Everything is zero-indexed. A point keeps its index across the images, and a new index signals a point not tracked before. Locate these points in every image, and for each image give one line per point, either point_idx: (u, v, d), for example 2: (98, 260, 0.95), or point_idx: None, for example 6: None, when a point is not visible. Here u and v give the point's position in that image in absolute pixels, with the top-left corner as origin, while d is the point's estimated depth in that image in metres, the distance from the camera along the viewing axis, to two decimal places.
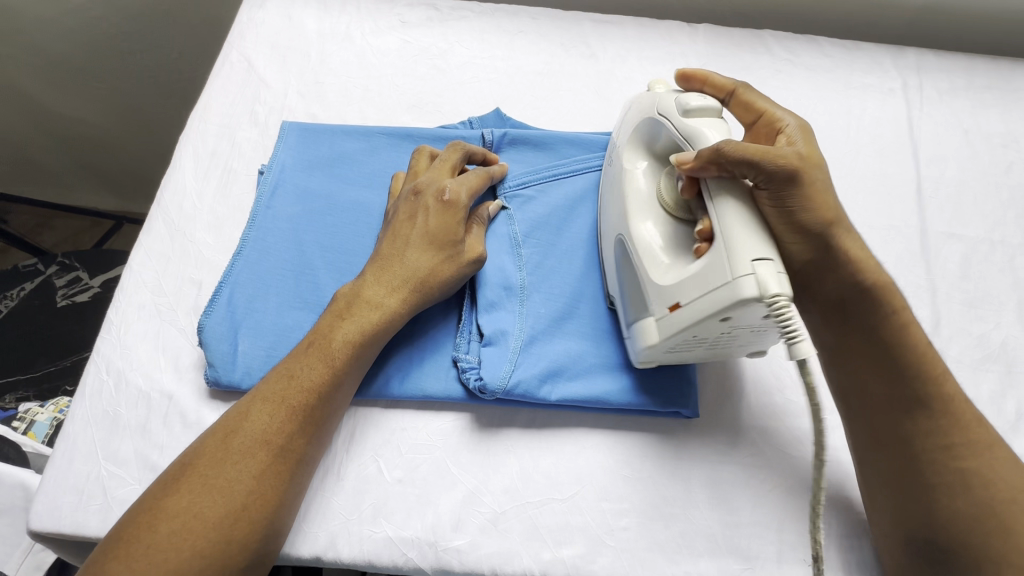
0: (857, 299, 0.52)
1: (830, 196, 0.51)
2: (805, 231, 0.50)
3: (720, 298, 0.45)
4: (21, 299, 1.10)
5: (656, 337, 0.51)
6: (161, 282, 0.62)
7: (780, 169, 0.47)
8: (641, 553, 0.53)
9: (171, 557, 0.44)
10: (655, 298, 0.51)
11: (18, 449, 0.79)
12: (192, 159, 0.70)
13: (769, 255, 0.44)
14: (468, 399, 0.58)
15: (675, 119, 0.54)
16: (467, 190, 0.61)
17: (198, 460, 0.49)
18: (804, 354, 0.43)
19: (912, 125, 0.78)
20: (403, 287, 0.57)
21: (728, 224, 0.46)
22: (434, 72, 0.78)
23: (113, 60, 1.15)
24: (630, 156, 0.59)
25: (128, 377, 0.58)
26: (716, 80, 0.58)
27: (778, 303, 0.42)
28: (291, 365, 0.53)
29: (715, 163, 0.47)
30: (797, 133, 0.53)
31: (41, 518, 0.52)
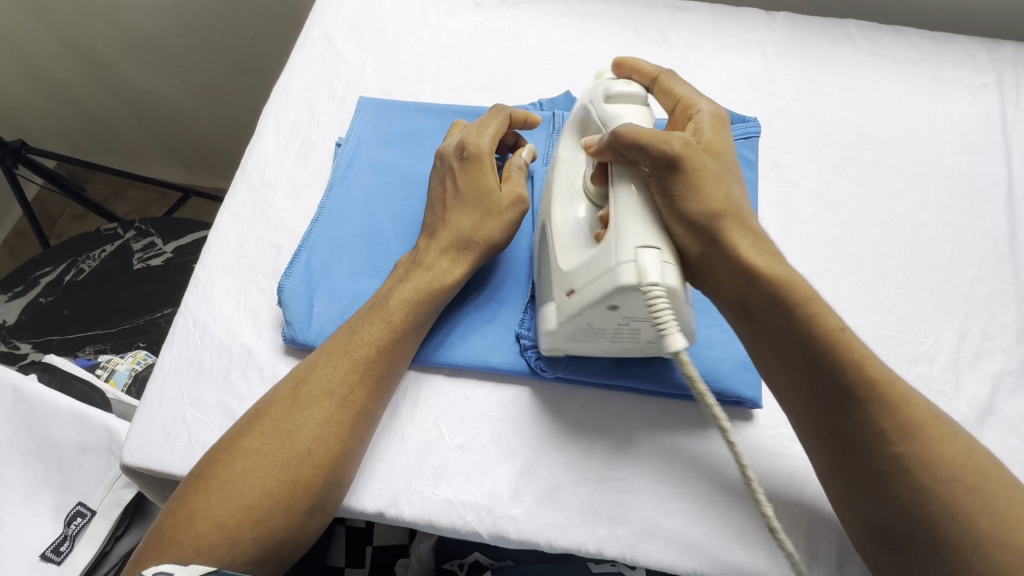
0: (755, 295, 0.49)
1: (719, 188, 0.50)
2: (692, 221, 0.48)
3: (603, 284, 0.46)
4: (102, 259, 1.19)
5: (554, 322, 0.53)
6: (243, 244, 0.66)
7: (662, 155, 0.47)
8: (696, 537, 0.53)
9: (245, 492, 0.48)
10: (557, 283, 0.52)
11: (102, 395, 0.86)
12: (275, 130, 0.73)
13: (655, 245, 0.45)
14: (530, 373, 0.59)
15: (599, 105, 0.55)
16: (486, 137, 0.61)
17: (268, 408, 0.52)
18: (674, 346, 0.43)
19: (1005, 123, 0.74)
20: (449, 245, 0.59)
21: (621, 209, 0.48)
22: (506, 53, 0.79)
23: (196, 39, 1.21)
24: (566, 145, 0.59)
25: (211, 330, 0.61)
26: (642, 68, 0.60)
27: (652, 292, 0.44)
28: (356, 324, 0.56)
29: (612, 147, 0.50)
30: (705, 121, 0.54)
31: (133, 453, 0.57)
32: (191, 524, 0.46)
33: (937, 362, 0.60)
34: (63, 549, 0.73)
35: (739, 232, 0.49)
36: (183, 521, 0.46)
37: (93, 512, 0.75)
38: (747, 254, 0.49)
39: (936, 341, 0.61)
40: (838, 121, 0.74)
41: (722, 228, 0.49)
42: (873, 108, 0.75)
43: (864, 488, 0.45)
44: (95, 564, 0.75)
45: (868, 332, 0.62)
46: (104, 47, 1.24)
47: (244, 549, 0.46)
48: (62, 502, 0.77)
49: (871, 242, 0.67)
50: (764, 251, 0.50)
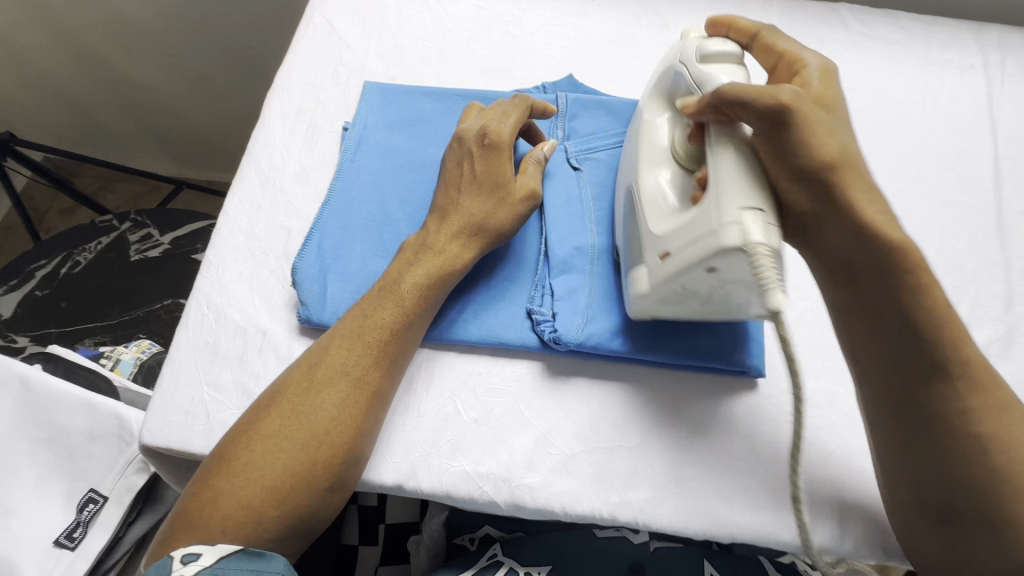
0: (862, 253, 0.47)
1: (833, 139, 0.48)
2: (803, 172, 0.46)
3: (704, 246, 0.46)
4: (98, 251, 1.18)
5: (645, 286, 0.54)
6: (254, 228, 0.67)
7: (768, 109, 0.46)
8: (704, 501, 0.56)
9: (268, 471, 0.49)
10: (649, 247, 0.53)
11: (109, 383, 0.86)
12: (280, 115, 0.73)
13: (758, 206, 0.45)
14: (542, 348, 0.60)
15: (692, 65, 0.55)
16: (507, 127, 0.62)
17: (284, 390, 0.53)
18: (777, 305, 0.43)
19: (991, 103, 0.76)
20: (461, 230, 0.60)
21: (721, 172, 0.47)
22: (508, 38, 0.80)
23: (188, 27, 1.20)
24: (650, 110, 0.61)
25: (226, 312, 0.62)
26: (740, 24, 0.59)
27: (759, 251, 0.43)
28: (366, 306, 0.57)
29: (715, 105, 0.49)
30: (814, 74, 0.53)
31: (152, 433, 0.58)
32: (218, 503, 0.47)
33: None
34: (76, 535, 0.74)
35: (859, 183, 0.47)
36: (210, 501, 0.48)
37: (105, 498, 0.76)
38: (874, 216, 0.46)
39: None
40: None
41: (839, 177, 0.47)
42: (866, 89, 0.77)
43: (917, 440, 0.46)
44: (108, 548, 0.76)
45: None
46: (93, 37, 1.22)
47: (269, 527, 0.48)
48: (73, 489, 0.77)
49: None
50: (883, 210, 0.47)
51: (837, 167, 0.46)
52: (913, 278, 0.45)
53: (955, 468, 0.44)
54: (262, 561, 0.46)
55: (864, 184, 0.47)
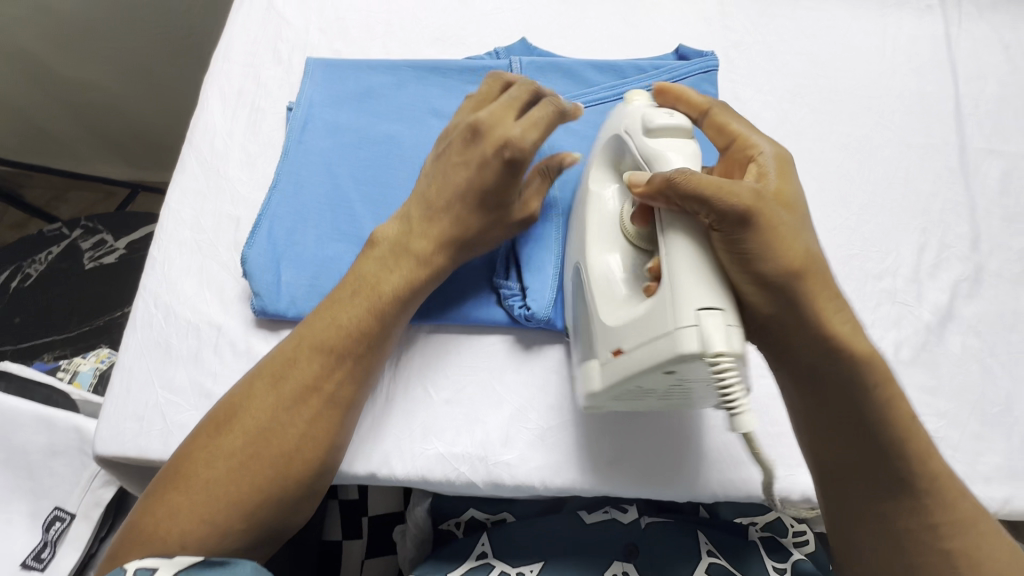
0: (834, 369, 0.44)
1: (798, 241, 0.43)
2: (766, 281, 0.42)
3: (659, 351, 0.42)
4: (49, 263, 1.11)
5: (598, 384, 0.49)
6: (199, 219, 0.63)
7: (731, 210, 0.41)
8: (687, 462, 0.55)
9: (231, 489, 0.46)
10: (601, 340, 0.48)
11: (68, 398, 0.81)
12: (219, 99, 0.69)
13: (718, 306, 0.40)
14: (511, 323, 0.58)
15: (638, 138, 0.50)
16: (532, 141, 0.51)
17: (247, 403, 0.49)
18: (744, 428, 0.40)
19: (950, 42, 0.75)
20: (446, 241, 0.54)
21: (675, 264, 0.42)
22: (456, 4, 0.76)
23: (122, 11, 1.12)
24: (597, 177, 0.56)
25: (175, 309, 0.59)
26: (690, 97, 0.52)
27: (719, 363, 0.39)
28: (334, 310, 0.52)
29: (664, 194, 0.43)
30: (771, 165, 0.47)
31: (106, 442, 0.54)
32: (177, 520, 0.44)
33: (899, 275, 0.63)
34: (44, 556, 0.70)
35: (823, 286, 0.43)
36: (165, 517, 0.44)
37: (72, 516, 0.72)
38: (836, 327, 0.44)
39: (898, 255, 0.64)
40: (793, 51, 0.74)
41: (802, 285, 0.43)
42: (827, 35, 0.76)
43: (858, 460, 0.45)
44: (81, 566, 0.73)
45: (835, 252, 0.64)
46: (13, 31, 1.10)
47: (234, 540, 0.45)
48: (38, 509, 0.74)
49: (832, 166, 0.68)
50: (847, 317, 0.44)
51: (802, 276, 0.42)
52: (868, 368, 0.44)
53: (891, 520, 0.45)
54: (228, 569, 0.42)
55: (831, 292, 0.43)
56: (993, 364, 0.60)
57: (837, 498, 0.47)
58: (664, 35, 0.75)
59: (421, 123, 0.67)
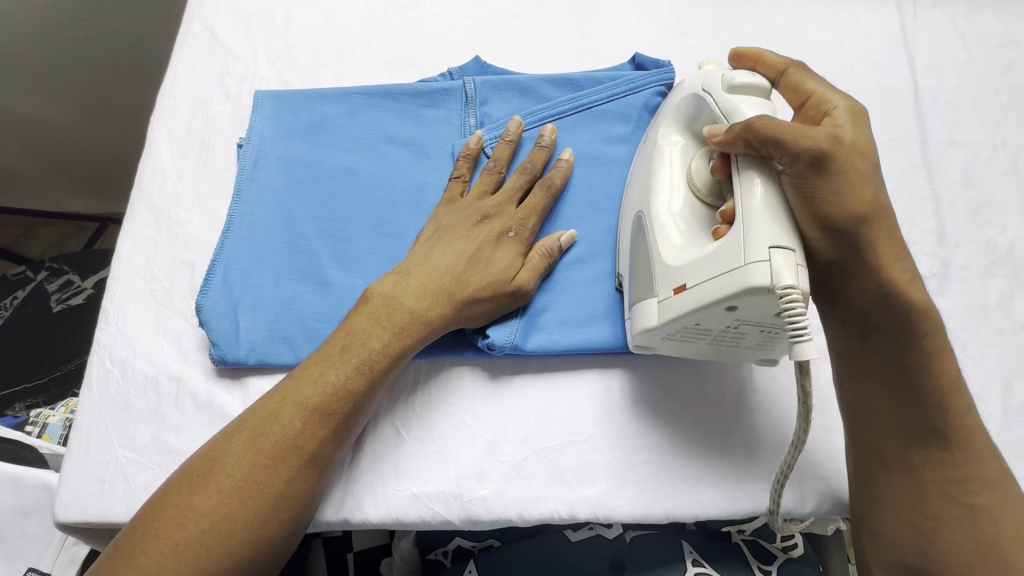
0: (884, 314, 0.45)
1: (866, 190, 0.45)
2: (835, 225, 0.44)
3: (727, 283, 0.41)
4: (15, 307, 1.01)
5: (654, 321, 0.48)
6: (152, 267, 0.61)
7: (807, 152, 0.42)
8: (664, 484, 0.54)
9: (201, 553, 0.43)
10: (662, 279, 0.47)
11: (35, 451, 0.75)
12: (167, 139, 0.67)
13: (790, 246, 0.41)
14: (477, 353, 0.57)
15: (717, 94, 0.50)
16: (529, 223, 0.58)
17: (222, 461, 0.46)
18: (806, 356, 0.39)
19: (906, 34, 0.75)
20: (441, 300, 0.53)
21: (750, 204, 0.42)
22: (407, 25, 0.74)
23: (68, 36, 1.03)
24: (664, 133, 0.55)
25: (132, 364, 0.57)
26: (768, 59, 0.53)
27: (789, 295, 0.39)
28: (321, 364, 0.50)
29: (744, 138, 0.44)
30: (845, 118, 0.47)
31: (67, 509, 0.53)
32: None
33: None
34: None
35: (889, 235, 0.45)
36: None
37: None
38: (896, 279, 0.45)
39: None
40: None
41: (870, 232, 0.45)
42: (783, 35, 0.75)
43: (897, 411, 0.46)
44: None
45: None
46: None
47: None
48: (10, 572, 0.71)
49: None
50: (907, 266, 0.46)
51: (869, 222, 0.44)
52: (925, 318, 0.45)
53: (922, 471, 0.46)
54: None
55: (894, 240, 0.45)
56: (965, 360, 0.60)
57: (864, 442, 0.48)
58: (620, 44, 0.74)
59: (376, 152, 0.65)
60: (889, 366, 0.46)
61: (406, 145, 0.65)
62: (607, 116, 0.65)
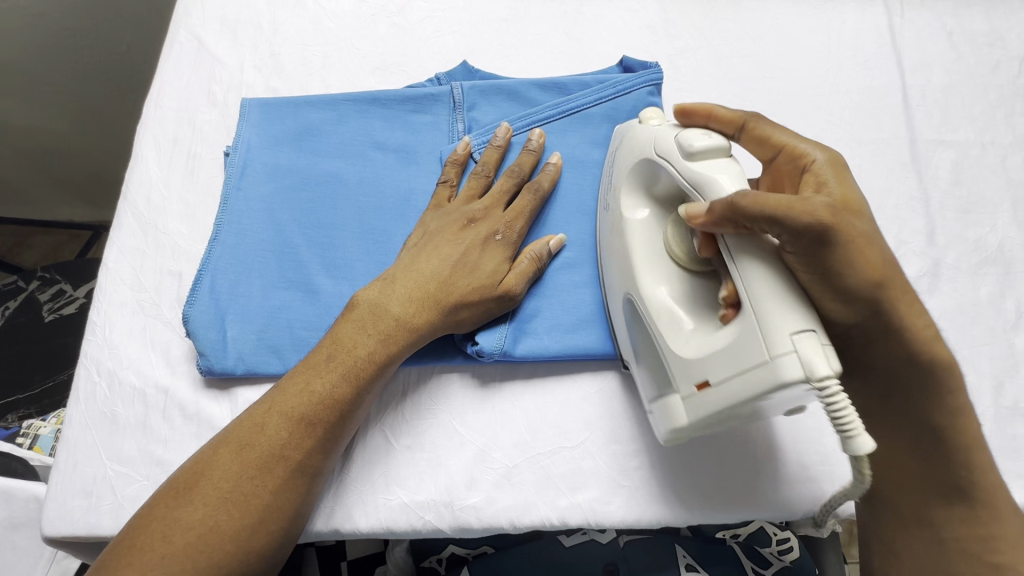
0: (903, 368, 0.46)
1: (874, 250, 0.43)
2: (847, 292, 0.42)
3: (758, 381, 0.40)
4: (6, 318, 1.00)
5: (682, 421, 0.46)
6: (140, 277, 0.61)
7: (806, 228, 0.40)
8: (656, 489, 0.54)
9: (188, 567, 0.42)
10: (679, 374, 0.46)
11: (25, 463, 0.75)
12: (154, 148, 0.67)
13: (809, 327, 0.39)
14: (466, 360, 0.57)
15: (678, 163, 0.48)
16: (516, 227, 0.57)
17: (209, 473, 0.46)
18: (864, 449, 0.37)
19: (894, 33, 0.75)
20: (428, 305, 0.53)
21: (757, 292, 0.41)
22: (394, 30, 0.74)
23: (58, 44, 1.03)
24: (626, 205, 0.54)
25: (120, 376, 0.57)
26: (721, 113, 0.51)
27: (828, 386, 0.37)
28: (307, 373, 0.50)
29: (732, 219, 0.42)
30: (829, 172, 0.46)
31: (55, 523, 0.52)
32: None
33: None
34: None
35: (904, 289, 0.44)
36: None
37: None
38: (916, 328, 0.44)
39: None
40: (738, 53, 0.74)
41: (885, 294, 0.43)
42: (771, 36, 0.75)
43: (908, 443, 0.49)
44: None
45: None
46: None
47: None
48: None
49: None
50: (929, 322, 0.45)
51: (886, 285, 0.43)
52: (941, 365, 0.45)
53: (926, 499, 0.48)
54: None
55: (908, 294, 0.44)
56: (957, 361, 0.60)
57: (867, 468, 0.51)
58: (608, 47, 0.74)
59: (364, 158, 0.65)
60: (889, 376, 0.47)
61: (395, 151, 0.65)
62: (595, 120, 0.65)
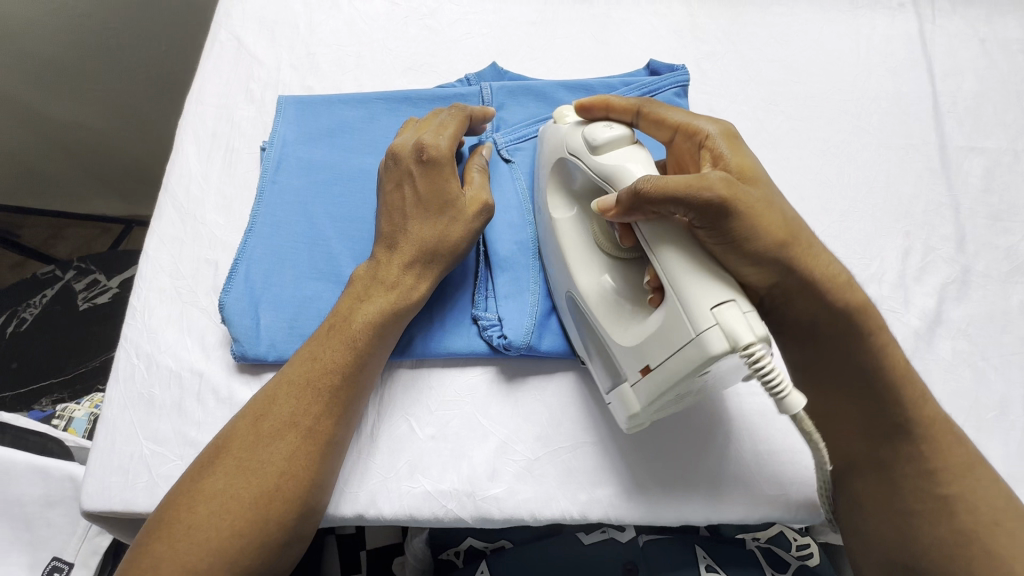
0: (828, 321, 0.46)
1: (774, 212, 0.44)
2: (760, 257, 0.43)
3: (689, 358, 0.40)
4: (43, 306, 1.03)
5: (637, 405, 0.47)
6: (178, 265, 0.63)
7: (706, 203, 0.41)
8: (677, 485, 0.54)
9: (212, 535, 0.44)
10: (627, 362, 0.47)
11: (61, 444, 0.77)
12: (194, 142, 0.69)
13: (730, 297, 0.39)
14: (492, 354, 0.58)
15: (587, 159, 0.50)
16: (447, 137, 0.56)
17: (229, 444, 0.48)
18: (796, 406, 0.38)
19: (925, 39, 0.75)
20: (402, 258, 0.54)
21: (673, 274, 0.42)
22: (426, 32, 0.76)
23: (104, 44, 1.08)
24: (554, 205, 0.55)
25: (157, 359, 0.59)
26: (616, 104, 0.52)
27: (753, 353, 0.37)
28: (313, 348, 0.52)
29: (639, 206, 0.43)
30: (722, 143, 0.48)
31: (93, 498, 0.54)
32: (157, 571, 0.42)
33: (885, 281, 0.62)
34: None
35: (813, 248, 0.45)
36: (149, 568, 0.43)
37: (70, 565, 0.70)
38: (831, 282, 0.45)
39: (882, 262, 0.63)
40: (766, 58, 0.74)
41: (794, 254, 0.44)
42: (800, 41, 0.75)
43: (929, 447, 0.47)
44: None
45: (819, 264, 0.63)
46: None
47: None
48: (37, 560, 0.72)
49: (812, 173, 0.67)
50: (837, 267, 0.46)
51: (790, 245, 0.43)
52: (867, 318, 0.46)
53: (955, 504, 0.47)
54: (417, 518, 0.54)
55: (816, 250, 0.45)
56: (987, 369, 0.59)
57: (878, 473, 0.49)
58: (635, 50, 0.75)
59: None
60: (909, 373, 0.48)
61: None
62: None
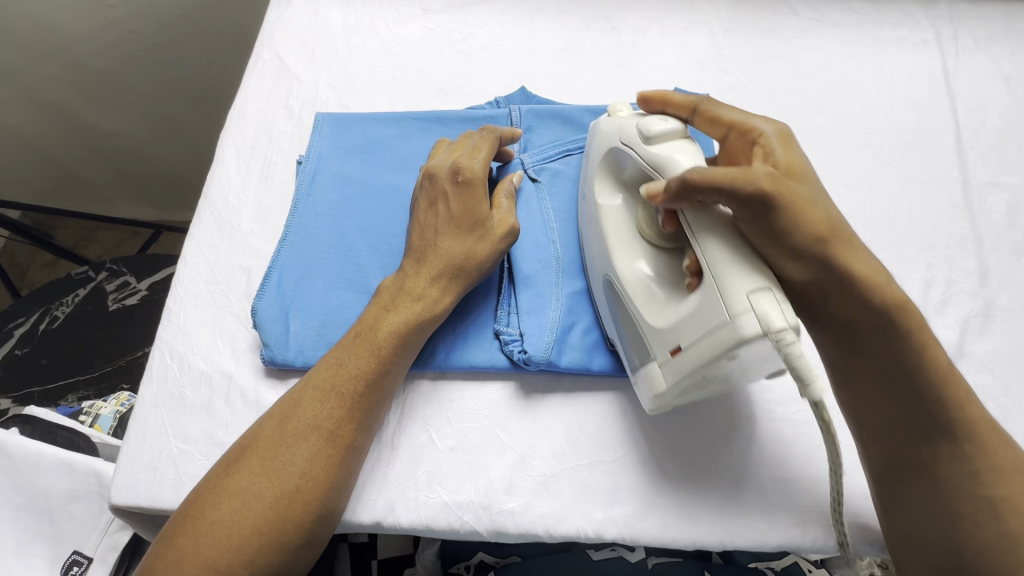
0: (867, 320, 0.46)
1: (816, 210, 0.45)
2: (800, 250, 0.44)
3: (721, 341, 0.42)
4: (76, 305, 1.06)
5: (662, 385, 0.49)
6: (214, 271, 0.66)
7: (750, 195, 0.42)
8: (693, 509, 0.54)
9: (234, 532, 0.45)
10: (658, 342, 0.49)
11: (87, 441, 0.80)
12: (234, 154, 0.72)
13: (765, 285, 0.41)
14: (513, 369, 0.59)
15: (639, 148, 0.51)
16: (480, 160, 0.59)
17: (254, 444, 0.49)
18: (817, 395, 0.39)
19: (947, 75, 0.76)
20: (431, 271, 0.56)
21: (713, 260, 0.43)
22: (459, 56, 0.79)
23: (147, 56, 1.11)
24: (602, 192, 0.57)
25: (190, 360, 0.61)
26: (674, 100, 0.54)
27: (783, 336, 0.39)
28: (339, 353, 0.54)
29: (686, 194, 0.44)
30: (774, 143, 0.49)
31: (121, 493, 0.56)
32: (181, 565, 0.44)
33: None
34: None
35: (855, 251, 0.45)
36: (173, 563, 0.44)
37: (89, 559, 0.71)
38: (868, 288, 0.45)
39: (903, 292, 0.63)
40: (789, 89, 0.76)
41: (833, 251, 0.45)
42: (822, 74, 0.77)
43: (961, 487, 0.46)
44: None
45: None
46: (30, 69, 1.06)
47: None
48: (57, 554, 0.72)
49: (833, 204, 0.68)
50: (873, 263, 0.46)
51: (830, 241, 0.44)
52: (903, 318, 0.45)
53: None
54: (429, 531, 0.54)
55: (858, 249, 0.45)
56: (1011, 406, 0.58)
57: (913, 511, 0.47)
58: (660, 79, 0.77)
59: None
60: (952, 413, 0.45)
61: None
62: None
